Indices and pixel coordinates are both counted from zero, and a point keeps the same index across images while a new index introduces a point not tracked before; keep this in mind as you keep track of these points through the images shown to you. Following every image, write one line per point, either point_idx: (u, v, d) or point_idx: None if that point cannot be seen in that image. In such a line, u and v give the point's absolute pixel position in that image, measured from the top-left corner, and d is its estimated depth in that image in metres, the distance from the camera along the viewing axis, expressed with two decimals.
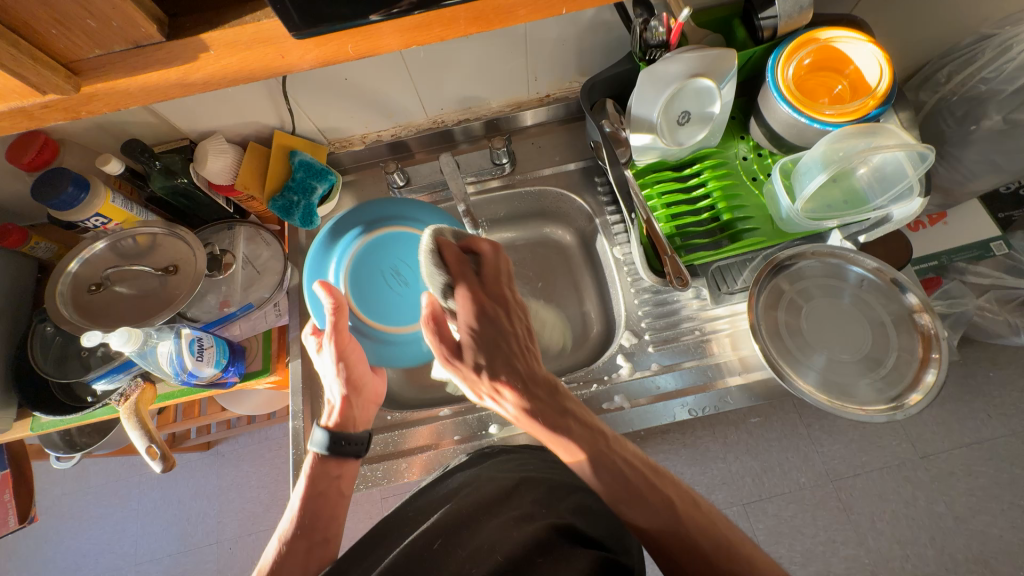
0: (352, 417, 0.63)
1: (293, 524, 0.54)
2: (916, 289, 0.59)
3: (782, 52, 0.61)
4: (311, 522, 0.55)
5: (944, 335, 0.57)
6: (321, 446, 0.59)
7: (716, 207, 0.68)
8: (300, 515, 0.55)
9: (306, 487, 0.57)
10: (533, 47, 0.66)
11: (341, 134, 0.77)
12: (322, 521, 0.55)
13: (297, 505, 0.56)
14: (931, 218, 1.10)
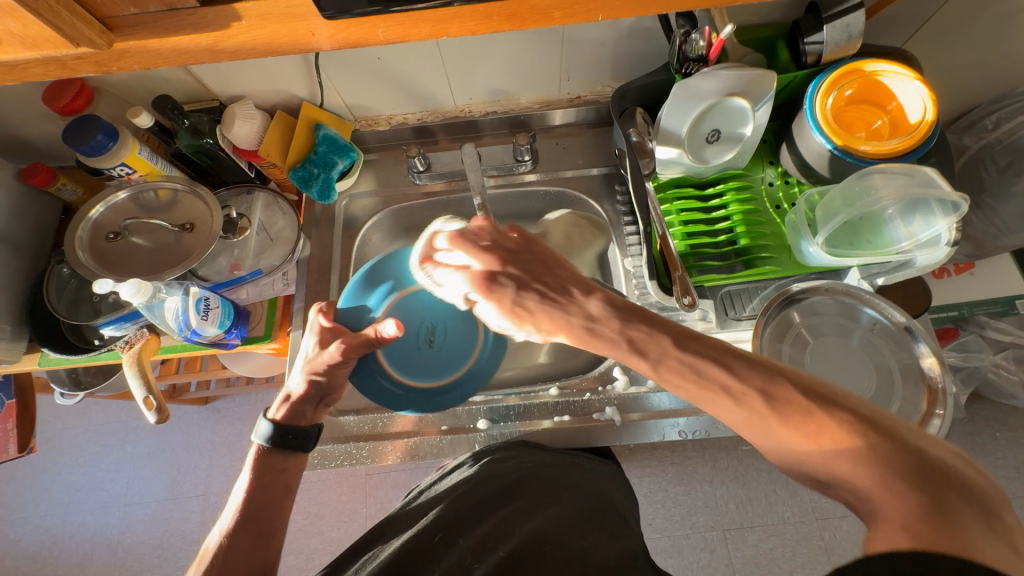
0: (301, 412, 0.64)
1: (236, 516, 0.56)
2: (930, 340, 0.58)
3: (823, 81, 0.59)
4: (255, 514, 0.56)
5: (952, 391, 0.55)
6: (268, 439, 0.60)
7: (735, 229, 0.67)
8: (242, 508, 0.56)
9: (251, 479, 0.59)
10: (570, 47, 0.65)
11: (368, 112, 0.77)
12: (269, 513, 0.57)
13: (241, 496, 0.57)
14: (958, 267, 1.07)
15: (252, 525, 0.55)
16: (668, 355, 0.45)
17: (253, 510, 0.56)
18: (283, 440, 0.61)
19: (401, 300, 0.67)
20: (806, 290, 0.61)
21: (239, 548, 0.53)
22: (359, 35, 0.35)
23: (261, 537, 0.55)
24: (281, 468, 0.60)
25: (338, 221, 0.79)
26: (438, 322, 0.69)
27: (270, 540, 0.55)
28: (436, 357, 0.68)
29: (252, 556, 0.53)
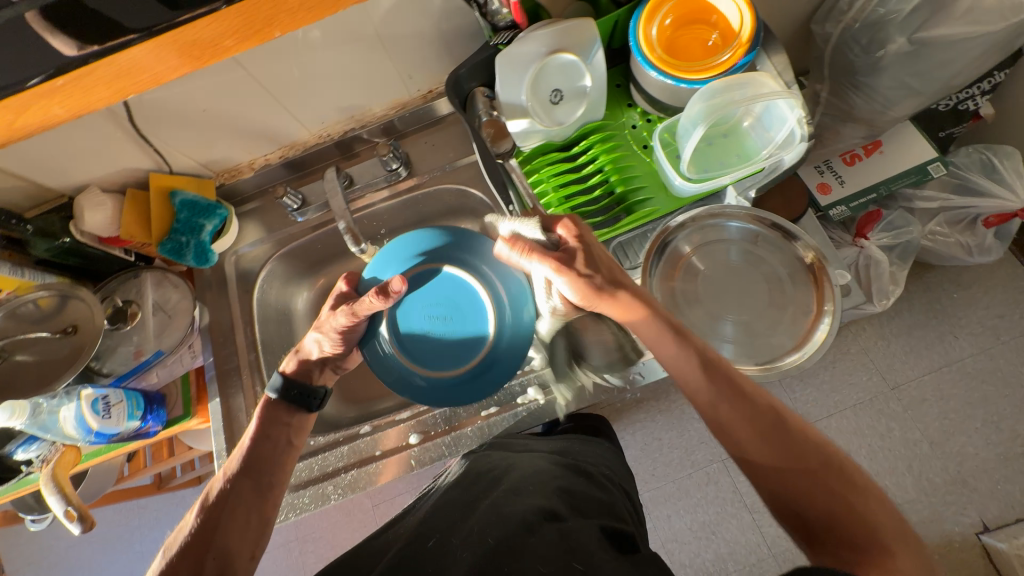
0: (309, 373, 0.66)
1: (237, 467, 0.58)
2: (807, 238, 0.59)
3: (640, 13, 0.59)
4: (254, 464, 0.59)
5: (836, 282, 0.57)
6: (277, 394, 0.63)
7: (608, 181, 0.67)
8: (246, 456, 0.59)
9: (255, 429, 0.61)
10: (394, 46, 0.64)
11: (227, 164, 0.75)
12: (268, 465, 0.59)
13: (245, 442, 0.60)
14: (866, 149, 1.06)
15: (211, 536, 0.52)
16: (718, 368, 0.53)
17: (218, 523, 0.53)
18: (291, 395, 0.63)
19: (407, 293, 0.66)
20: (689, 218, 0.62)
21: (241, 495, 0.56)
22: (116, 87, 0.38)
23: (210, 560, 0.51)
24: (261, 484, 0.58)
25: (232, 278, 0.78)
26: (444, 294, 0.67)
27: (229, 561, 0.51)
28: (453, 331, 0.66)
29: (253, 503, 0.56)
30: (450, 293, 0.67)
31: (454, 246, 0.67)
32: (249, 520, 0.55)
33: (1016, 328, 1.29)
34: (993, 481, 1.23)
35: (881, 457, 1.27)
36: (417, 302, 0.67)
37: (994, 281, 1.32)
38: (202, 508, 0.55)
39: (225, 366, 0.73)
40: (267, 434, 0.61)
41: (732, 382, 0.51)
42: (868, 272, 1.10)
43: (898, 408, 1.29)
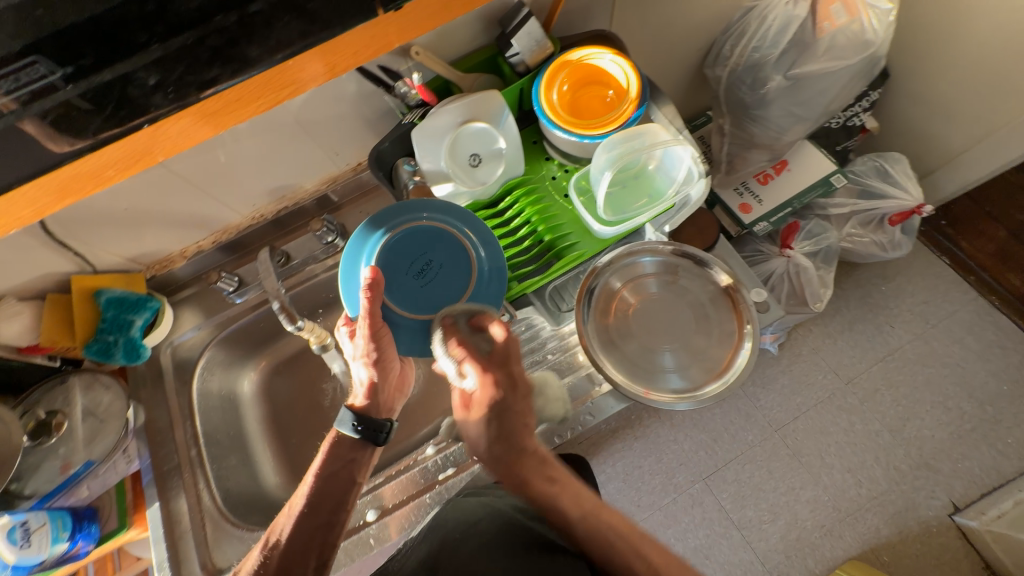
0: (377, 404, 0.62)
1: (303, 506, 0.54)
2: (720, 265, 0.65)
3: (541, 80, 0.64)
4: (319, 501, 0.54)
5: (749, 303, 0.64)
6: (355, 424, 0.58)
7: (536, 230, 0.69)
8: (310, 495, 0.55)
9: (319, 469, 0.56)
10: (316, 129, 0.67)
11: (157, 255, 0.74)
12: (331, 503, 0.55)
13: (305, 488, 0.55)
14: (776, 168, 1.14)
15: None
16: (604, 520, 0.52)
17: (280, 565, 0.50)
18: (368, 426, 0.58)
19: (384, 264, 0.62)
20: (615, 257, 0.68)
21: (301, 536, 0.52)
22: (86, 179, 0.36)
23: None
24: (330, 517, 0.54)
25: (169, 370, 0.75)
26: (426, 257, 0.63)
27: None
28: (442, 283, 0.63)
29: (311, 545, 0.52)
30: (426, 249, 0.63)
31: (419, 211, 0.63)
32: (311, 561, 0.51)
33: (942, 311, 1.39)
34: (954, 460, 1.28)
35: (849, 452, 1.31)
36: (397, 270, 0.62)
37: (912, 270, 1.44)
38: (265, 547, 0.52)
39: (165, 467, 0.70)
40: (350, 460, 0.58)
41: (606, 539, 0.50)
42: (800, 278, 1.18)
43: (855, 401, 1.35)
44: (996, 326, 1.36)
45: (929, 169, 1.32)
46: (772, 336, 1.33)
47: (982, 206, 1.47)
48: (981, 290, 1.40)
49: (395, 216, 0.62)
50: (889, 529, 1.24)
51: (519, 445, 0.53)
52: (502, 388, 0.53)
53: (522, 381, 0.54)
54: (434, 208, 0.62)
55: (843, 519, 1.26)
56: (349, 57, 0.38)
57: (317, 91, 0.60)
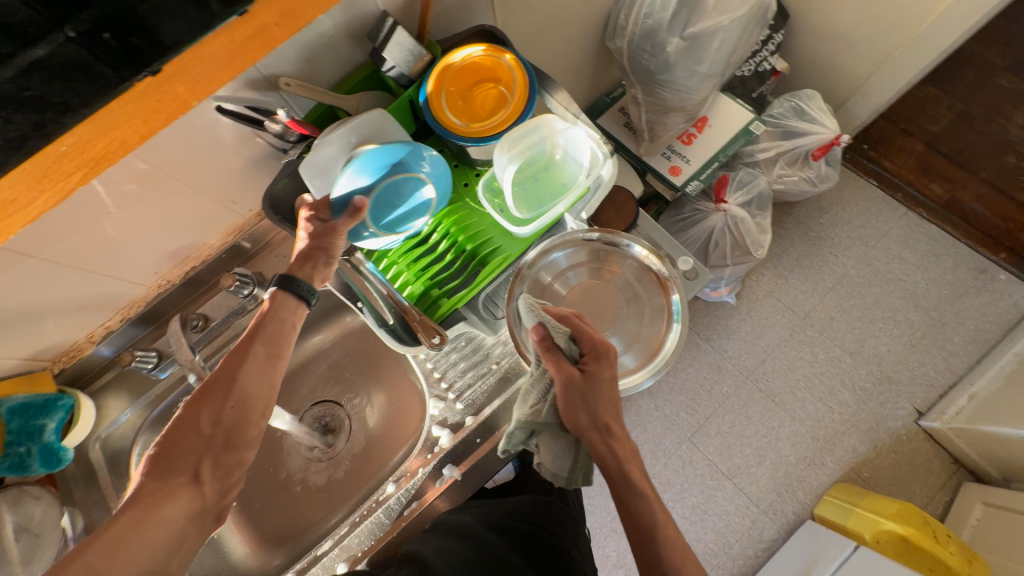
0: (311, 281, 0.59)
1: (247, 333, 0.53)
2: (639, 241, 0.66)
3: (426, 90, 0.61)
4: (269, 333, 0.54)
5: (670, 275, 0.65)
6: (278, 286, 0.56)
7: (457, 242, 0.67)
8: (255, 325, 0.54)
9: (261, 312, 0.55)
10: (201, 183, 0.62)
11: (60, 348, 0.68)
12: (279, 336, 0.55)
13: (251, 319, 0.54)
14: (697, 127, 1.15)
15: (218, 420, 0.49)
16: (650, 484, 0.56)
17: (228, 407, 0.50)
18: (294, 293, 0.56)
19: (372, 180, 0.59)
20: (544, 247, 0.67)
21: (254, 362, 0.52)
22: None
23: (219, 444, 0.49)
24: (272, 354, 0.53)
25: (103, 465, 0.70)
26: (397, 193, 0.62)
27: (243, 416, 0.50)
28: (388, 216, 0.62)
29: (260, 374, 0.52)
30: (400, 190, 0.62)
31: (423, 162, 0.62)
32: (260, 389, 0.52)
33: (878, 231, 1.45)
34: (912, 370, 1.34)
35: (817, 383, 1.36)
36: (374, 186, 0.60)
37: (843, 198, 1.49)
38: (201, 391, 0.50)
39: None
40: (281, 309, 0.56)
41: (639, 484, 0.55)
42: (739, 229, 1.20)
43: (815, 333, 1.40)
44: (929, 236, 1.43)
45: (840, 100, 1.36)
46: (727, 288, 1.35)
47: (897, 124, 1.53)
48: (910, 204, 1.46)
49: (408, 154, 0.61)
50: (864, 446, 1.30)
51: (603, 426, 0.56)
52: (590, 354, 0.57)
53: (609, 354, 0.58)
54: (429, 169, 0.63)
55: (822, 447, 1.32)
56: (140, 128, 0.35)
57: (187, 143, 0.56)
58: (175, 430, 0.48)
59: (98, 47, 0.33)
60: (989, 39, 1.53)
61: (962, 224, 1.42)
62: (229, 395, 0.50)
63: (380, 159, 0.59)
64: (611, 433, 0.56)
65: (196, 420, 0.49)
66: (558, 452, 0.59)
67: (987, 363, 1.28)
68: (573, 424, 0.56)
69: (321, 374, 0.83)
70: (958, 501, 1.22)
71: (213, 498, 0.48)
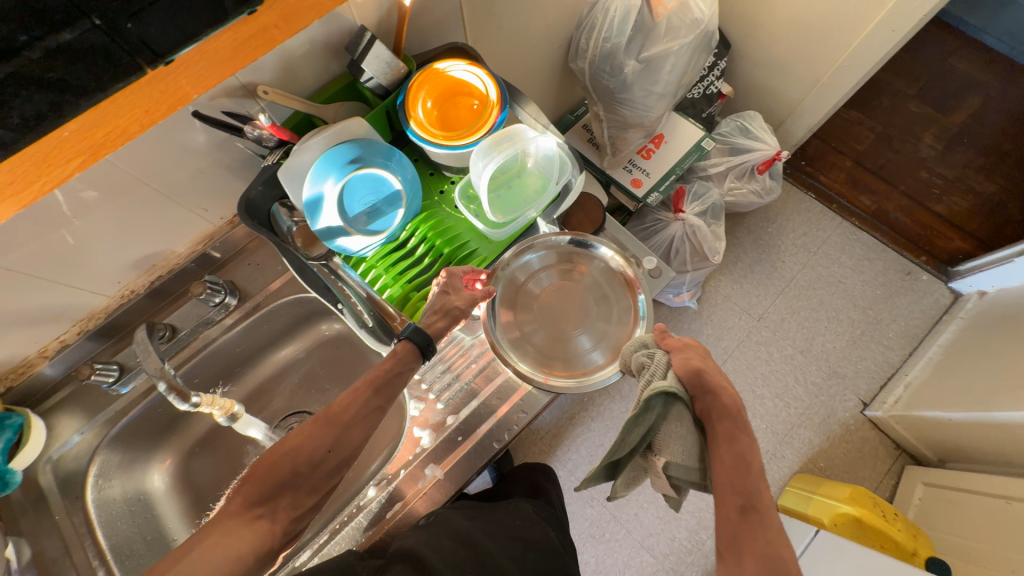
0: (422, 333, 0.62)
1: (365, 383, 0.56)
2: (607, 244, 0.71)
3: (403, 101, 0.65)
4: (380, 386, 0.56)
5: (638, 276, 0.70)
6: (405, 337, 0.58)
7: (434, 246, 0.69)
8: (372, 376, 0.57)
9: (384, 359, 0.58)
10: (173, 189, 0.62)
11: (8, 362, 0.63)
12: (386, 393, 0.57)
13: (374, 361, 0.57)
14: (654, 143, 1.23)
15: (316, 463, 0.52)
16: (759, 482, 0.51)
17: (328, 445, 0.52)
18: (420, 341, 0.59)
19: (348, 184, 0.61)
20: (523, 250, 0.71)
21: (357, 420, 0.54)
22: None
23: (307, 488, 0.51)
24: (377, 409, 0.56)
25: (54, 488, 0.65)
26: (373, 197, 0.64)
27: (331, 469, 0.52)
28: (365, 219, 0.64)
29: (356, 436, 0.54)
30: (376, 194, 0.64)
31: (399, 169, 0.64)
32: (353, 447, 0.54)
33: (818, 239, 1.59)
34: (856, 364, 1.46)
35: (774, 380, 1.45)
36: (353, 191, 0.62)
37: (787, 209, 1.63)
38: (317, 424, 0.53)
39: None
40: (400, 364, 0.58)
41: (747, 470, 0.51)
42: (697, 237, 1.28)
43: (769, 334, 1.50)
44: (862, 242, 1.58)
45: (779, 121, 1.50)
46: (688, 293, 1.44)
47: (829, 144, 1.70)
48: (844, 214, 1.61)
49: (383, 160, 0.62)
50: (819, 437, 1.39)
51: (716, 373, 0.58)
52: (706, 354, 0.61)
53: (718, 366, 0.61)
54: (404, 175, 0.65)
55: (782, 440, 1.40)
56: (142, 117, 0.40)
57: (159, 149, 0.56)
58: (277, 458, 0.51)
59: (118, 34, 0.38)
60: (898, 71, 1.75)
61: (889, 232, 1.58)
62: (332, 435, 0.53)
63: (357, 164, 0.61)
64: (728, 413, 0.54)
65: (298, 454, 0.51)
66: (686, 438, 0.52)
67: (918, 354, 1.42)
68: (694, 385, 0.55)
69: (295, 384, 0.82)
70: (903, 484, 1.33)
71: (283, 528, 0.49)
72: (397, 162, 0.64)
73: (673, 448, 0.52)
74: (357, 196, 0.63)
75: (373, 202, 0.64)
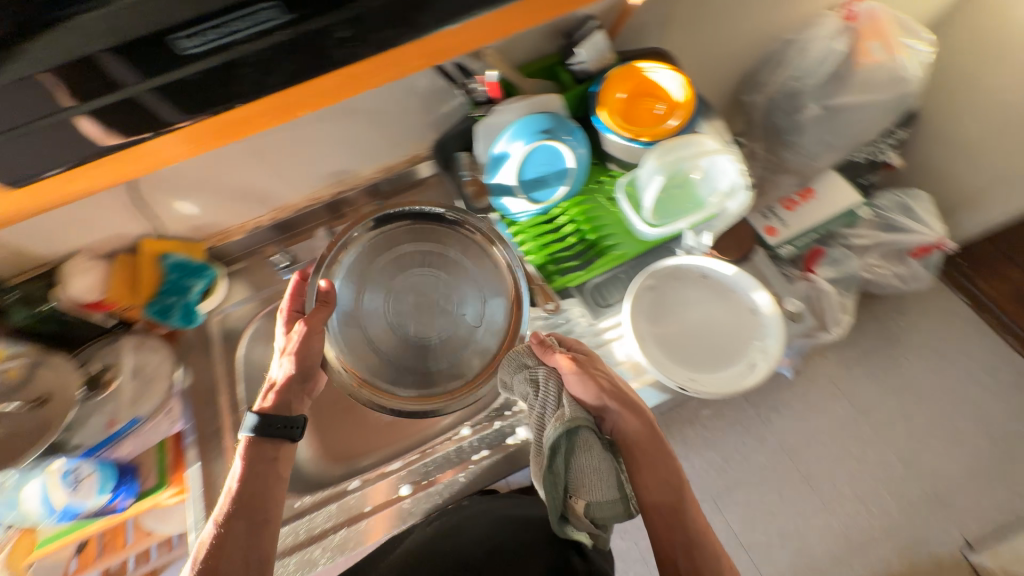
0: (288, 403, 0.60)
1: (230, 502, 0.53)
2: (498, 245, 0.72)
3: (599, 88, 0.68)
4: (247, 497, 0.54)
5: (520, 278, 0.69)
6: (253, 430, 0.56)
7: (581, 230, 0.73)
8: (235, 492, 0.54)
9: (241, 470, 0.55)
10: (383, 119, 0.71)
11: (216, 227, 0.77)
12: (262, 502, 0.54)
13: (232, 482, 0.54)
14: (800, 196, 1.10)
15: None
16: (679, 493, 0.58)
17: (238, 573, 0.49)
18: (269, 432, 0.57)
19: (531, 151, 0.65)
20: (359, 259, 0.71)
21: (235, 537, 0.51)
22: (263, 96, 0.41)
23: None
24: (254, 522, 0.52)
25: (216, 338, 0.78)
26: (547, 168, 0.68)
27: None
28: (533, 187, 0.69)
29: (246, 547, 0.51)
30: (550, 166, 0.68)
31: (578, 148, 0.68)
32: (247, 560, 0.50)
33: (958, 347, 1.41)
34: (970, 498, 1.26)
35: (862, 481, 1.30)
36: (532, 158, 0.66)
37: (928, 305, 1.46)
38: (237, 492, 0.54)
39: (207, 431, 0.73)
40: (258, 458, 0.56)
41: (670, 490, 0.58)
42: (820, 303, 1.20)
43: (870, 431, 1.35)
44: (1010, 366, 1.38)
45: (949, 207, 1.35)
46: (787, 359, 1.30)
47: None
48: (996, 329, 1.42)
49: (567, 136, 0.66)
50: (900, 561, 1.23)
51: (620, 396, 0.61)
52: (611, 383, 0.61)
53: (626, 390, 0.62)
54: (579, 155, 0.68)
55: (853, 549, 1.25)
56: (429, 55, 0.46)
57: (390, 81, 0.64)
58: None
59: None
60: None
61: None
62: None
63: (547, 135, 0.65)
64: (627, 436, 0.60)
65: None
66: (603, 471, 0.55)
67: None
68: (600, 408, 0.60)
69: None
70: None
71: None
72: (578, 141, 0.67)
73: (590, 489, 0.54)
74: (536, 164, 0.67)
75: (545, 172, 0.68)
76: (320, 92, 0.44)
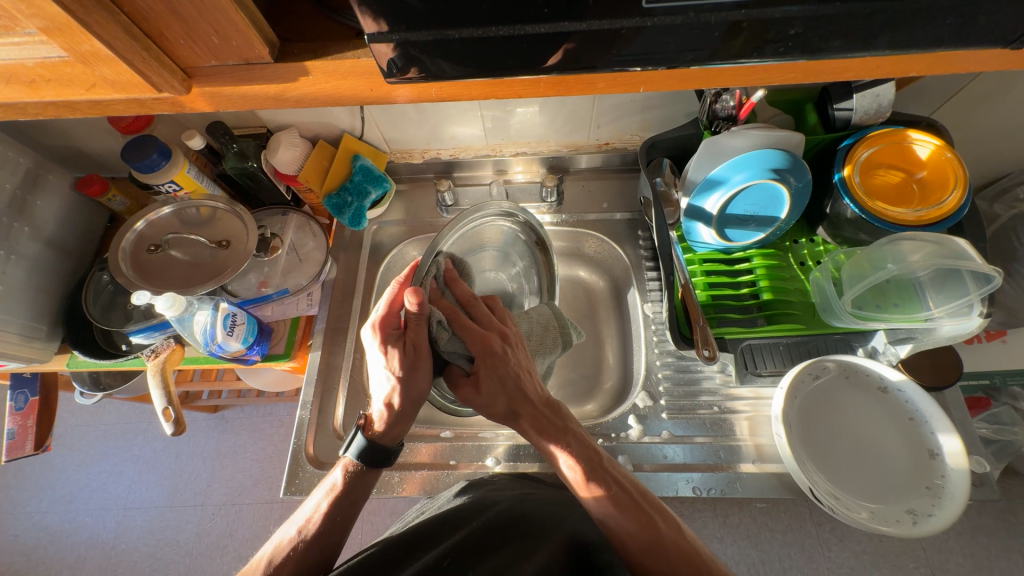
0: (396, 427, 0.56)
1: (311, 523, 0.53)
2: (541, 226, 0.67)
3: (854, 142, 0.59)
4: (332, 523, 0.53)
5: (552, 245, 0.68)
6: (354, 455, 0.55)
7: (757, 284, 0.66)
8: (324, 515, 0.53)
9: (331, 495, 0.54)
10: (600, 100, 0.68)
11: (404, 146, 0.80)
12: (338, 525, 0.53)
13: (321, 507, 0.53)
14: (990, 334, 0.86)
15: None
16: (604, 477, 0.51)
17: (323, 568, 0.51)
18: (372, 460, 0.55)
19: (751, 188, 0.59)
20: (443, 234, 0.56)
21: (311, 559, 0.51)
22: (524, 86, 0.32)
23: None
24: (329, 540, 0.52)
25: (366, 247, 0.83)
26: (758, 209, 0.62)
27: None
28: (731, 222, 0.63)
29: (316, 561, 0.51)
30: (761, 207, 0.62)
31: (800, 199, 0.60)
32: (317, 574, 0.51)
33: None
34: None
35: None
36: (748, 195, 0.60)
37: None
38: (337, 500, 0.53)
39: (336, 325, 0.77)
40: (358, 476, 0.55)
41: (614, 491, 0.51)
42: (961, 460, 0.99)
43: None
44: None
45: None
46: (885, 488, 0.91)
47: None
48: None
49: (798, 184, 0.59)
50: None
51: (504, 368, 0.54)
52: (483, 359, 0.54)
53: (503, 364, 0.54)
54: (797, 206, 0.61)
55: None
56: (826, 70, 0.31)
57: None
58: None
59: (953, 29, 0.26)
60: None
61: None
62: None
63: (775, 175, 0.57)
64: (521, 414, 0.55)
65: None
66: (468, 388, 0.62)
67: None
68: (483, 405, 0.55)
69: None
70: None
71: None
72: (804, 192, 0.60)
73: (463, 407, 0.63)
74: (749, 202, 0.61)
75: (752, 212, 0.62)
76: (594, 82, 0.32)
